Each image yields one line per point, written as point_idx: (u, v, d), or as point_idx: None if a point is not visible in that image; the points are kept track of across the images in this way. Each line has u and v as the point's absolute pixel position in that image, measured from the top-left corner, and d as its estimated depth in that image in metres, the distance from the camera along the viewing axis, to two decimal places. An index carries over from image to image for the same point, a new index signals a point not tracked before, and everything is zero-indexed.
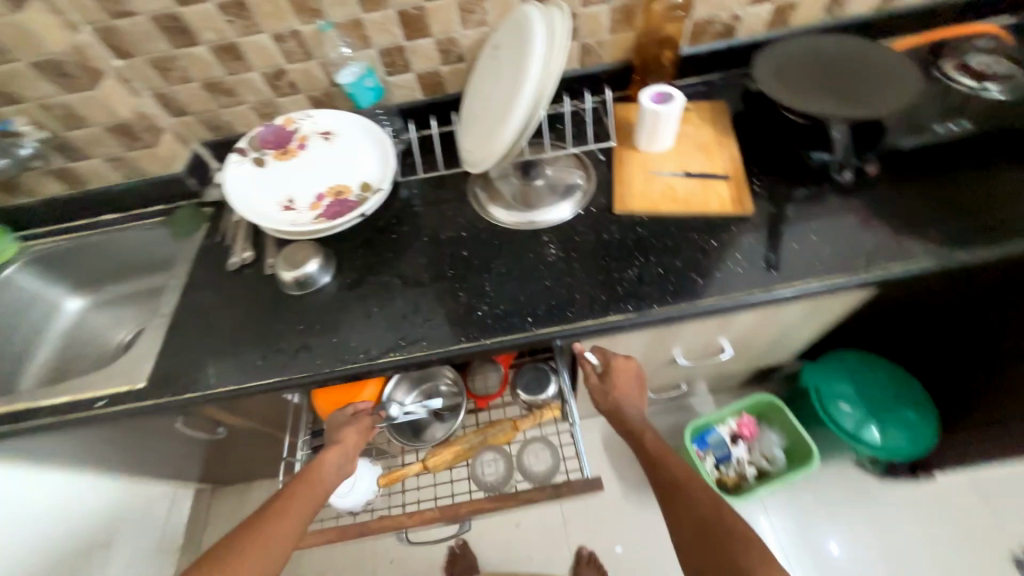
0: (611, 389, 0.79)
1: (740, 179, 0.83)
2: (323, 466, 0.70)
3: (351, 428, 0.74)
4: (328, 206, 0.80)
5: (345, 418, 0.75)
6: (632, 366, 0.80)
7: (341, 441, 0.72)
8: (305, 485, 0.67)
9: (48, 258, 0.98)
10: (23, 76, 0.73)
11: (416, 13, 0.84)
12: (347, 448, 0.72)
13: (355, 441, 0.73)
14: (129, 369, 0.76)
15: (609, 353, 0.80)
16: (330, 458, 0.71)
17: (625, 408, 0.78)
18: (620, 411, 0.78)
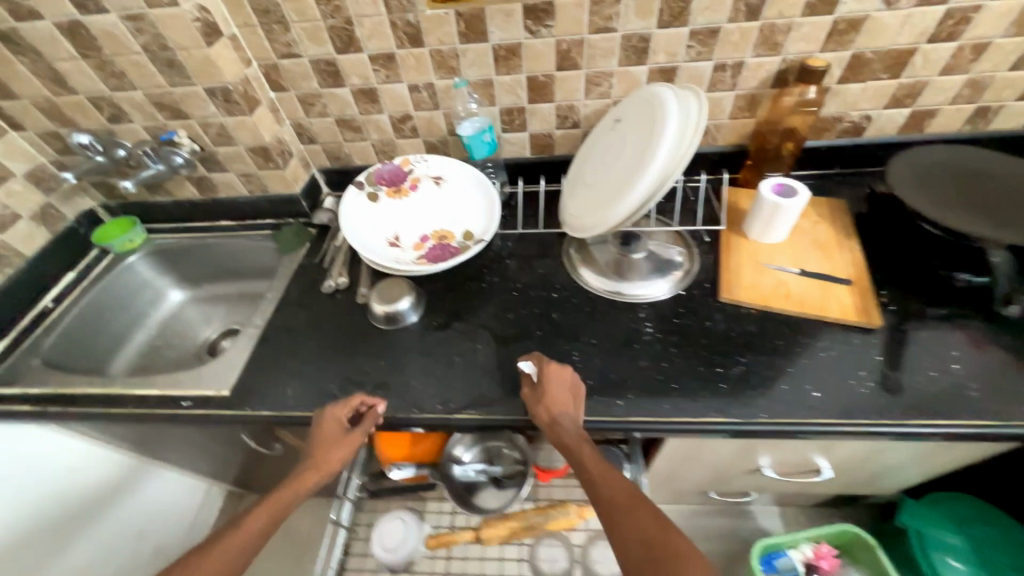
0: (542, 393, 0.66)
1: (866, 287, 0.76)
2: (289, 491, 0.67)
3: (336, 447, 0.67)
4: (431, 249, 0.82)
5: (336, 435, 0.68)
6: (567, 375, 0.67)
7: (320, 462, 0.67)
8: (268, 510, 0.65)
9: (166, 251, 1.06)
10: (196, 97, 0.82)
11: (545, 80, 0.87)
12: (316, 475, 0.68)
13: (335, 461, 0.68)
14: (217, 374, 0.78)
15: (546, 360, 0.69)
16: (301, 481, 0.67)
17: (561, 416, 0.64)
18: (553, 421, 0.63)
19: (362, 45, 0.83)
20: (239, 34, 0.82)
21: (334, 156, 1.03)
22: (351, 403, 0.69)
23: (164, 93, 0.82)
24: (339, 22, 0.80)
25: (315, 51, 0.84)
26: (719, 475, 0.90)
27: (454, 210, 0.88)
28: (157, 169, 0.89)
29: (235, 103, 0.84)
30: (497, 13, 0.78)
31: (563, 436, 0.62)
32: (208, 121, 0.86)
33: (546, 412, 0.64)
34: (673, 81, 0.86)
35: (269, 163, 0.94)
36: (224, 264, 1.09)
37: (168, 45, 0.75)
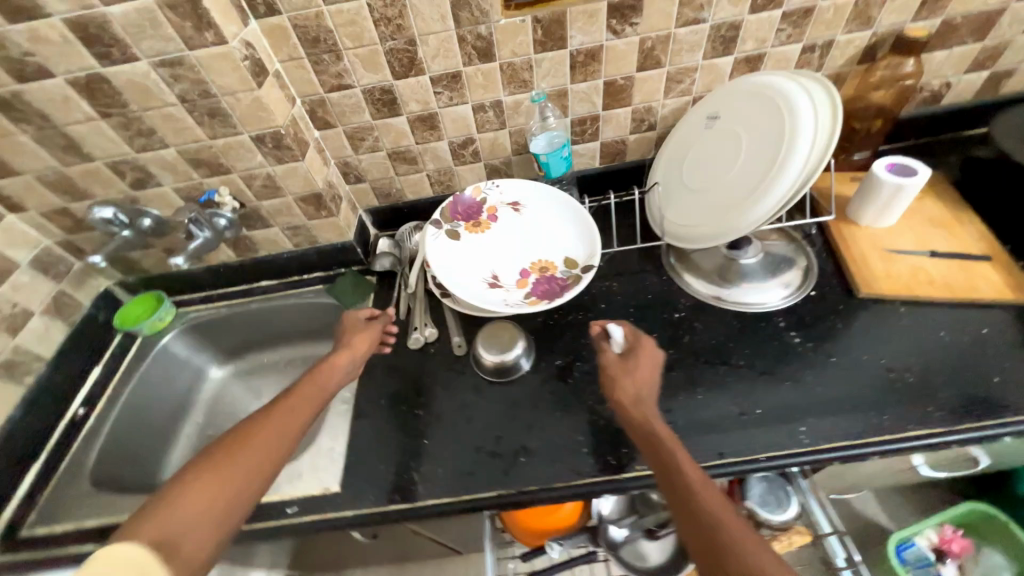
0: (626, 368, 0.60)
1: (1007, 261, 0.72)
2: (333, 364, 0.66)
3: (361, 332, 0.72)
4: (538, 283, 0.74)
5: (357, 324, 0.74)
6: (655, 354, 0.61)
7: (352, 343, 0.70)
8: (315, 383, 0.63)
9: (203, 325, 0.92)
10: (242, 147, 0.70)
11: (624, 83, 0.79)
12: (356, 352, 0.70)
13: (364, 343, 0.71)
14: (318, 467, 0.66)
15: (639, 335, 0.63)
16: (340, 358, 0.68)
17: (643, 395, 0.57)
18: (635, 399, 0.56)
19: (424, 67, 0.73)
20: (282, 69, 0.71)
21: (384, 194, 0.92)
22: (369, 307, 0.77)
23: (202, 147, 0.70)
24: (400, 44, 0.70)
25: (369, 79, 0.74)
26: (865, 480, 0.83)
27: (544, 236, 0.79)
28: (206, 237, 0.75)
29: (286, 149, 0.72)
30: (580, 15, 0.70)
31: (642, 416, 0.55)
32: (252, 173, 0.74)
33: (630, 386, 0.58)
34: (760, 68, 0.80)
35: (321, 211, 0.82)
36: (270, 329, 0.96)
37: (211, 91, 0.63)
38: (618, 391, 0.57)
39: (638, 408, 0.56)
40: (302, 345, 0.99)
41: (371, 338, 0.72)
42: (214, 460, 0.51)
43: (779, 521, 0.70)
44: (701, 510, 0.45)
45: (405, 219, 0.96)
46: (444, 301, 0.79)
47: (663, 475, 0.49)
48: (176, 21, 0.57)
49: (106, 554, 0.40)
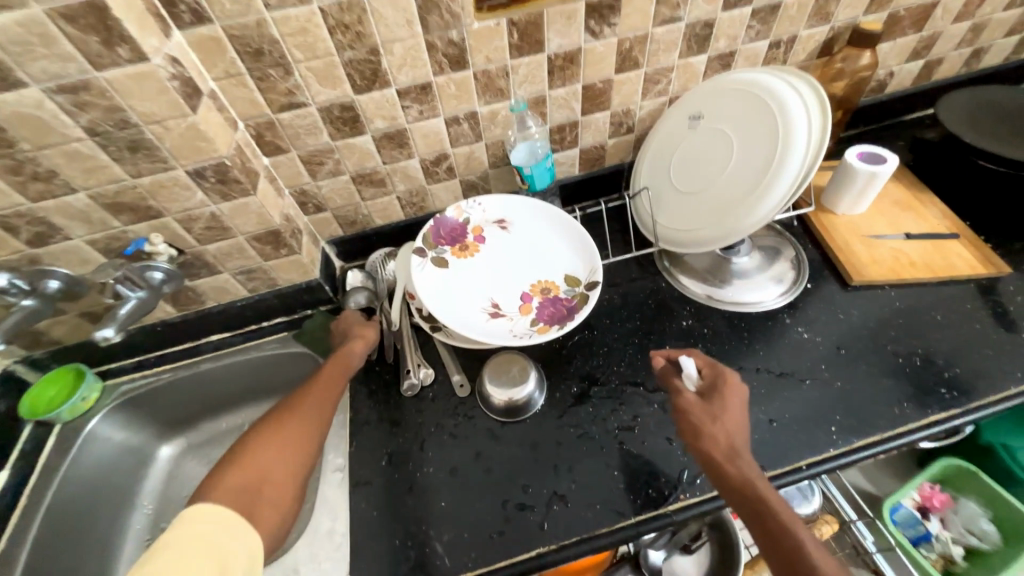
0: (712, 415, 0.53)
1: (973, 237, 0.76)
2: (348, 350, 0.65)
3: (361, 321, 0.71)
4: (543, 309, 0.68)
5: (356, 320, 0.71)
6: (740, 390, 0.55)
7: (361, 331, 0.68)
8: (336, 367, 0.62)
9: (142, 398, 0.77)
10: (176, 185, 0.58)
11: (603, 87, 0.76)
12: (367, 337, 0.68)
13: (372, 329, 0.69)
14: (319, 557, 0.56)
15: (717, 368, 0.57)
16: (354, 344, 0.66)
17: (738, 447, 0.50)
18: (731, 454, 0.50)
19: (390, 79, 0.65)
20: (218, 89, 0.59)
21: (349, 222, 0.82)
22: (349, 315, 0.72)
23: (124, 189, 0.57)
24: (361, 54, 0.61)
25: (326, 96, 0.64)
26: None
27: (537, 253, 0.74)
28: (140, 297, 0.61)
29: (233, 182, 0.61)
30: (557, 16, 0.65)
31: (741, 476, 0.48)
32: (192, 214, 0.62)
33: (720, 437, 0.51)
34: (731, 65, 0.80)
35: (281, 250, 0.71)
36: (229, 389, 0.83)
37: (131, 120, 0.51)
38: (709, 445, 0.51)
39: (737, 466, 0.49)
40: (269, 401, 0.87)
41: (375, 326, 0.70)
42: (269, 430, 0.52)
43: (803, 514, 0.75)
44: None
45: (374, 247, 0.87)
46: (436, 336, 0.71)
47: (776, 550, 0.44)
48: (76, 35, 0.45)
49: (194, 517, 0.42)
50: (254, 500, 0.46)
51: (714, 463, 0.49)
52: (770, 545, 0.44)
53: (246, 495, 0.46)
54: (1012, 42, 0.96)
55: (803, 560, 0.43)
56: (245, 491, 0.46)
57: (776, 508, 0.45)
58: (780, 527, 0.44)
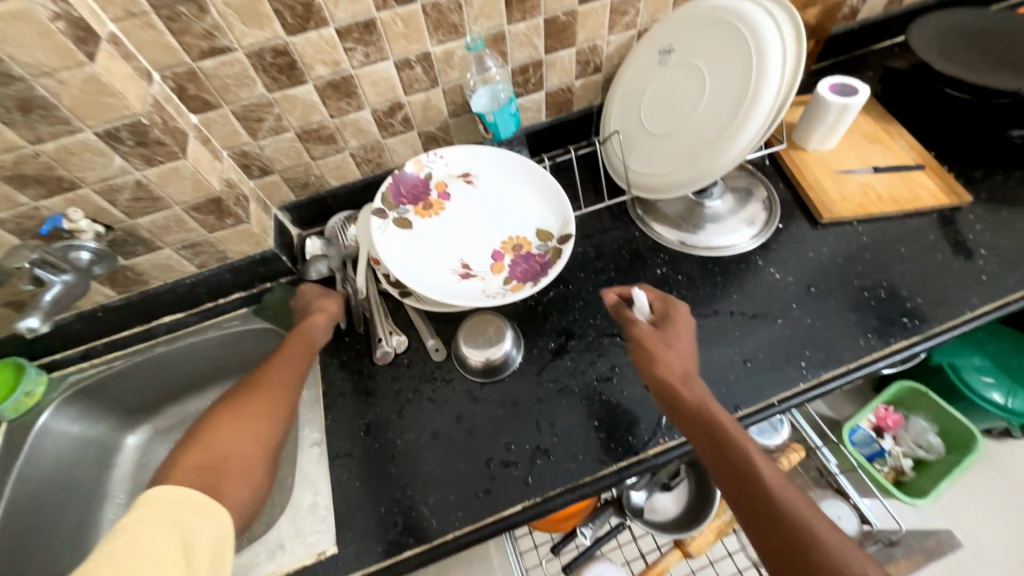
0: (665, 343, 0.55)
1: (937, 167, 0.77)
2: (310, 324, 0.63)
3: (323, 295, 0.68)
4: (513, 264, 0.65)
5: (316, 292, 0.69)
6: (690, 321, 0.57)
7: (323, 305, 0.66)
8: (299, 343, 0.60)
9: (95, 388, 0.72)
10: (87, 150, 0.51)
11: (566, 20, 0.69)
12: (330, 311, 0.65)
13: (335, 303, 0.67)
14: (303, 531, 0.55)
15: (669, 301, 0.59)
16: (316, 318, 0.64)
17: (689, 372, 0.52)
18: (682, 377, 0.52)
19: (326, 16, 0.57)
20: (120, 33, 0.51)
21: (300, 185, 0.75)
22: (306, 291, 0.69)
23: (24, 158, 0.49)
24: None
25: (254, 39, 0.56)
26: None
27: (506, 207, 0.70)
28: (67, 282, 0.55)
29: (156, 145, 0.54)
30: None
31: (692, 396, 0.50)
32: (113, 183, 0.55)
33: (673, 363, 0.53)
34: None
35: (226, 220, 0.65)
36: (190, 370, 0.78)
37: (14, 73, 0.43)
38: (665, 370, 0.52)
39: (688, 388, 0.51)
40: (238, 380, 0.83)
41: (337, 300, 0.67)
42: (225, 412, 0.51)
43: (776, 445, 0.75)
44: (763, 497, 0.43)
45: (332, 211, 0.81)
46: (406, 301, 0.68)
47: (722, 459, 0.46)
48: None
49: (168, 492, 0.41)
50: (218, 477, 0.45)
51: (667, 385, 0.51)
52: (717, 456, 0.46)
53: (208, 474, 0.45)
54: None
55: (747, 465, 0.45)
56: (208, 470, 0.45)
57: (723, 421, 0.48)
58: (725, 437, 0.46)
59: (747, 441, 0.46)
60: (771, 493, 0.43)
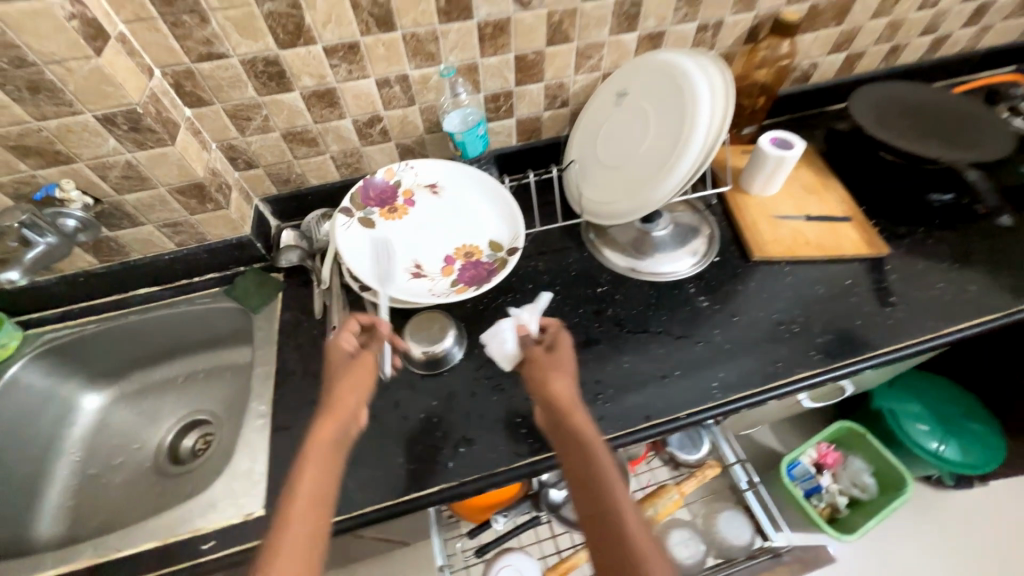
0: (557, 366, 0.59)
1: (864, 220, 0.84)
2: (319, 436, 0.53)
3: (346, 374, 0.59)
4: (462, 270, 0.72)
5: (342, 361, 0.60)
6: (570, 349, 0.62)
7: (333, 406, 0.56)
8: (314, 468, 0.51)
9: (64, 348, 0.77)
10: (85, 130, 0.58)
11: (534, 58, 0.77)
12: (344, 407, 0.56)
13: (354, 386, 0.58)
14: (235, 493, 0.60)
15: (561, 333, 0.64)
16: (324, 427, 0.54)
17: (575, 395, 0.57)
18: (569, 398, 0.56)
19: (314, 35, 0.65)
20: (129, 33, 0.58)
21: (282, 180, 0.82)
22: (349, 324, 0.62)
23: (28, 132, 0.56)
24: (282, 7, 0.61)
25: (248, 48, 0.64)
26: (764, 419, 0.97)
27: (465, 218, 0.77)
28: (49, 243, 0.62)
29: (148, 131, 0.61)
30: None
31: (572, 417, 0.54)
32: (106, 161, 0.61)
33: (560, 385, 0.57)
34: (661, 45, 0.83)
35: (206, 204, 0.71)
36: (157, 340, 0.83)
37: (28, 59, 0.50)
38: (555, 388, 0.56)
39: (570, 408, 0.55)
40: (202, 355, 0.88)
41: (365, 380, 0.59)
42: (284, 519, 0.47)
43: (693, 459, 0.79)
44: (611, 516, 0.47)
45: (311, 207, 0.87)
46: (364, 295, 0.73)
47: (584, 475, 0.50)
48: None
49: None
50: None
51: (552, 404, 0.55)
52: (580, 471, 0.50)
53: None
54: (927, 40, 1.03)
55: (602, 483, 0.49)
56: None
57: (592, 441, 0.52)
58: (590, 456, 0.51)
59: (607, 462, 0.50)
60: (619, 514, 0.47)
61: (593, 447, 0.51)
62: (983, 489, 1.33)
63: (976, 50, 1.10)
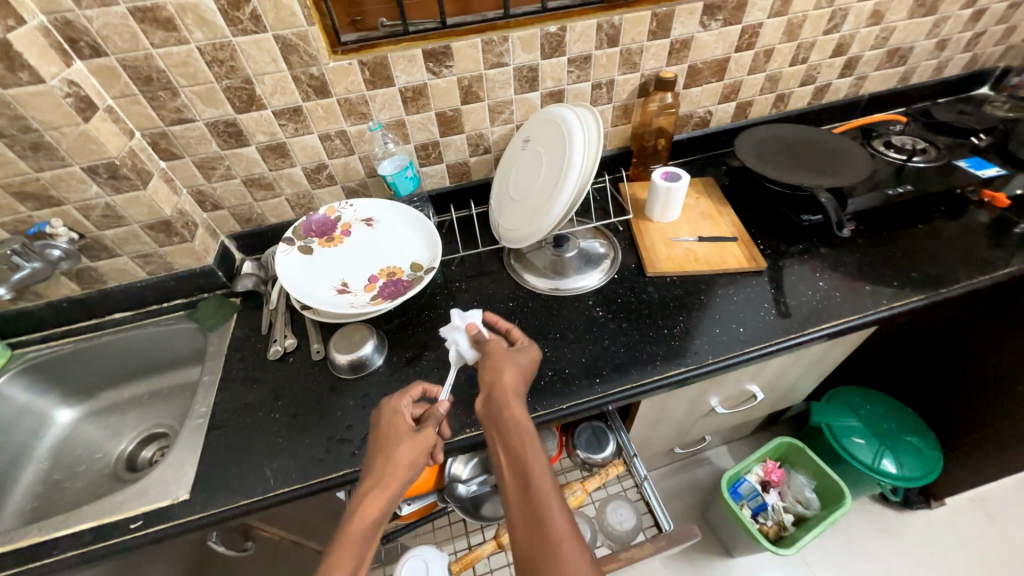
0: (510, 360, 0.62)
1: (748, 240, 0.96)
2: (363, 515, 0.51)
3: (404, 446, 0.58)
4: (384, 287, 0.85)
5: (403, 431, 0.60)
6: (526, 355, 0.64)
7: (385, 476, 0.54)
8: (350, 551, 0.48)
9: (44, 365, 0.88)
10: (74, 179, 0.73)
11: (453, 114, 0.94)
12: (393, 486, 0.54)
13: (409, 464, 0.56)
14: (166, 481, 0.68)
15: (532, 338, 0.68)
16: (370, 505, 0.52)
17: (518, 387, 0.59)
18: (512, 389, 0.58)
19: (264, 102, 0.82)
20: (116, 105, 0.75)
21: (244, 219, 0.97)
22: (410, 393, 0.65)
23: (28, 181, 0.71)
24: (237, 82, 0.78)
25: (210, 114, 0.80)
26: (683, 425, 1.04)
27: (394, 247, 0.91)
28: (34, 268, 0.75)
29: (124, 179, 0.76)
30: (400, 59, 0.83)
31: (509, 405, 0.56)
32: (89, 203, 0.77)
33: (507, 378, 0.60)
34: (563, 101, 0.99)
35: (173, 238, 0.85)
36: (128, 359, 0.94)
37: (32, 127, 0.66)
38: (502, 379, 0.59)
39: (510, 397, 0.57)
40: (167, 374, 0.99)
41: (422, 460, 0.58)
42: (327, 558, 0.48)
43: (599, 459, 0.86)
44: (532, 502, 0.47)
45: (270, 241, 1.01)
46: (304, 312, 0.85)
47: (513, 459, 0.51)
48: None
49: None
50: None
51: (494, 393, 0.58)
52: (510, 457, 0.51)
53: None
54: (810, 90, 1.18)
55: (527, 468, 0.49)
56: None
57: (525, 429, 0.53)
58: (523, 442, 0.52)
59: (536, 449, 0.51)
60: (541, 499, 0.47)
61: (527, 433, 0.52)
62: (940, 509, 1.33)
63: (860, 96, 1.25)
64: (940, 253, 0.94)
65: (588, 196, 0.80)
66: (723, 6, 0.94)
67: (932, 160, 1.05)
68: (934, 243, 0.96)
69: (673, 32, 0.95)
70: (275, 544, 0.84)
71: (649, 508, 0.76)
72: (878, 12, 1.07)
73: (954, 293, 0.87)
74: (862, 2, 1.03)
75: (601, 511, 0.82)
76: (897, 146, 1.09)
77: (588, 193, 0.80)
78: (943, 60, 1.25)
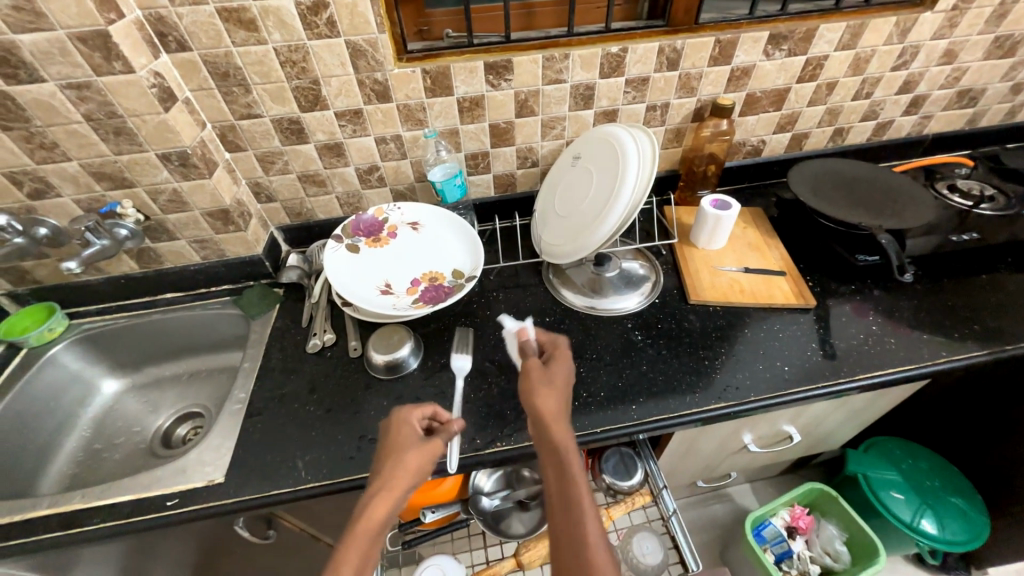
0: (547, 381, 0.60)
1: (796, 274, 0.93)
2: (372, 514, 0.49)
3: (412, 451, 0.56)
4: (425, 291, 0.86)
5: (412, 439, 0.58)
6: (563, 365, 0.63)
7: (390, 479, 0.53)
8: (356, 548, 0.46)
9: (97, 337, 0.92)
10: (148, 164, 0.77)
11: (506, 126, 0.95)
12: (399, 486, 0.52)
13: (419, 469, 0.55)
14: (204, 462, 0.70)
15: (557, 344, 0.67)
16: (377, 505, 0.50)
17: (562, 410, 0.57)
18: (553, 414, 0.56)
19: (328, 103, 0.84)
20: (193, 97, 0.79)
21: (295, 213, 0.99)
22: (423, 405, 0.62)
23: (107, 162, 0.75)
24: (305, 83, 0.81)
25: (277, 111, 0.83)
26: (710, 460, 1.01)
27: (438, 252, 0.93)
28: (103, 245, 0.79)
29: (192, 167, 0.79)
30: (461, 70, 0.85)
31: (552, 432, 0.54)
32: (158, 188, 0.81)
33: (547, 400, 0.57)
34: (616, 120, 0.99)
35: (229, 226, 0.88)
36: (171, 338, 0.97)
37: (118, 113, 0.71)
38: (544, 400, 0.57)
39: (552, 423, 0.55)
40: (206, 356, 1.02)
41: (427, 463, 0.56)
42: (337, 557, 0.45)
43: (625, 486, 0.84)
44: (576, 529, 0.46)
45: (316, 236, 1.04)
46: (344, 309, 0.88)
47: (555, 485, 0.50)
48: (85, 51, 0.64)
49: None
50: None
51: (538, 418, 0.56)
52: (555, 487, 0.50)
53: None
54: (871, 125, 1.14)
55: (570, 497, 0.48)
56: None
57: (565, 454, 0.52)
58: (561, 469, 0.51)
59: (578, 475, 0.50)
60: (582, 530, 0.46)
61: (567, 462, 0.51)
62: None
63: (923, 136, 1.20)
64: (1007, 306, 0.89)
65: (637, 219, 0.79)
66: (790, 36, 0.92)
67: (1001, 209, 1.00)
68: (998, 294, 0.91)
69: (735, 59, 0.94)
70: (295, 536, 0.85)
71: (677, 543, 0.75)
72: (951, 51, 1.02)
73: (1020, 350, 0.82)
74: (936, 40, 0.99)
75: (625, 541, 0.81)
76: (963, 190, 1.04)
77: (637, 216, 0.79)
78: (1016, 104, 1.19)
